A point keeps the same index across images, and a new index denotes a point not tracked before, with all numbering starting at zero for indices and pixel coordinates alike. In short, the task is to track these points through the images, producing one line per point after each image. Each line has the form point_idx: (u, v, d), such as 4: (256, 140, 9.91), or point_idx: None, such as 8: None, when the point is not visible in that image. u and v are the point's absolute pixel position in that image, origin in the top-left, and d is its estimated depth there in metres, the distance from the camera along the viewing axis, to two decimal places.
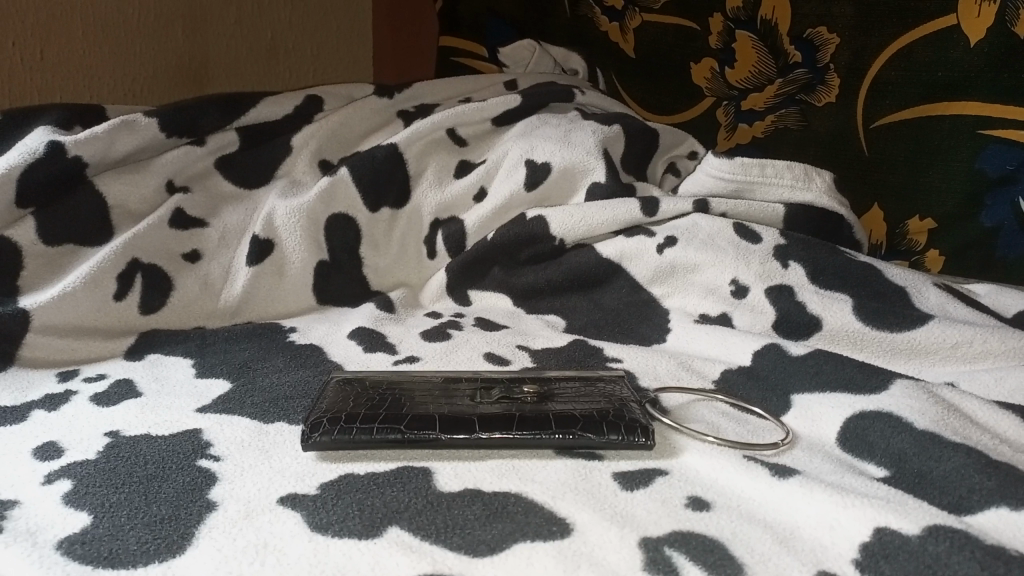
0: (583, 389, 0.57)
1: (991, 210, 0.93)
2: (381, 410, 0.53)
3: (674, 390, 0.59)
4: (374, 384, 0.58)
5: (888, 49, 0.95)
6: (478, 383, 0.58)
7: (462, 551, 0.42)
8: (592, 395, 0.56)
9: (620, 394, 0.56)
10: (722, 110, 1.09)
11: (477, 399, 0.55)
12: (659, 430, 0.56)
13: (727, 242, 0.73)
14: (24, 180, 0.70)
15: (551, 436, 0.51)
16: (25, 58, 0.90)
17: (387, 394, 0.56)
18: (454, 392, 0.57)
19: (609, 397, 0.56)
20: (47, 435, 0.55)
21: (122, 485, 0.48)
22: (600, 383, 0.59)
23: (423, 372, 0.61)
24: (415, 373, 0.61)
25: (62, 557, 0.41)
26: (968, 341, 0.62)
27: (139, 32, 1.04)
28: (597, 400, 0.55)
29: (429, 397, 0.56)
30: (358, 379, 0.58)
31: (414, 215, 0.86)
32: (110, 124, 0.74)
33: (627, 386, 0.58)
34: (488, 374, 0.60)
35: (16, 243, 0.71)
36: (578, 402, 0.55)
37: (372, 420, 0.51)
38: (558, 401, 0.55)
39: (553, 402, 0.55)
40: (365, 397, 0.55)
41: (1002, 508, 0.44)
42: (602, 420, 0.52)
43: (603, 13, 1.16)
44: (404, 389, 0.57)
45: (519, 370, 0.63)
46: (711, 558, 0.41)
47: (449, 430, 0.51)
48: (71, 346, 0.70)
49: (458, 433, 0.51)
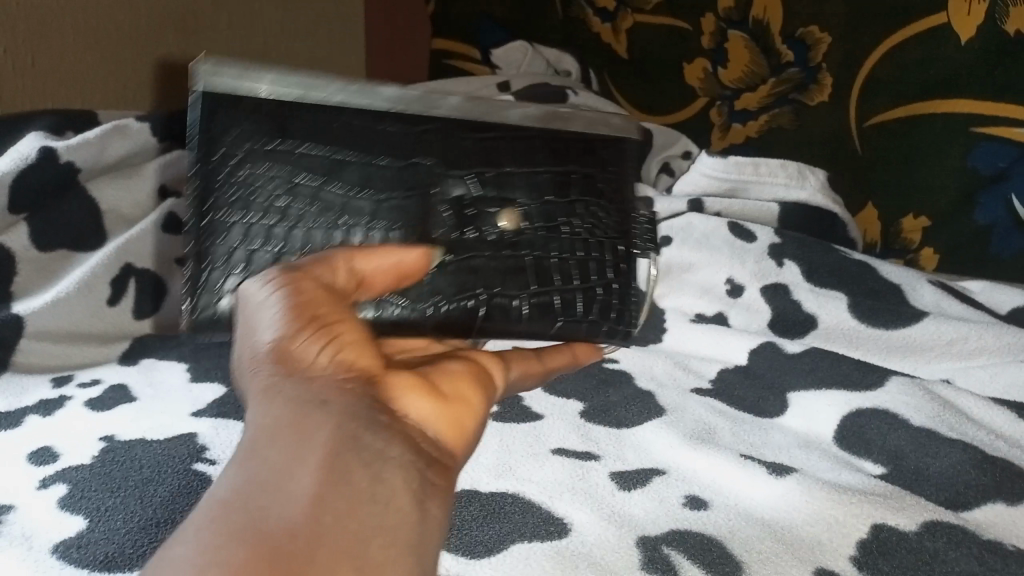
0: (575, 217, 0.57)
1: (984, 209, 0.93)
2: (293, 233, 0.49)
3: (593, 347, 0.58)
4: (277, 158, 0.49)
5: (879, 48, 0.95)
6: (452, 182, 0.53)
7: (459, 553, 0.42)
8: (579, 226, 0.57)
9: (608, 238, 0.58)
10: (716, 110, 1.09)
11: (469, 235, 0.53)
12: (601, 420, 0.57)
13: (722, 241, 0.73)
14: (17, 186, 0.69)
15: (558, 326, 0.57)
16: (14, 63, 0.83)
17: (307, 192, 0.50)
18: (400, 179, 0.52)
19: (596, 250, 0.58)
20: (38, 442, 0.55)
21: (117, 488, 0.48)
22: (575, 207, 0.57)
23: (343, 125, 0.50)
24: (337, 132, 0.50)
25: (58, 561, 0.42)
26: (963, 337, 0.62)
27: (131, 37, 1.00)
28: (585, 249, 0.57)
29: (363, 197, 0.51)
30: (222, 161, 0.48)
31: (232, 71, 0.48)
32: (102, 129, 0.76)
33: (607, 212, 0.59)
34: (435, 116, 0.52)
35: (8, 248, 0.69)
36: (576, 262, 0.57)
37: (298, 243, 0.49)
38: (556, 245, 0.56)
39: (557, 243, 0.56)
40: (267, 199, 0.49)
41: (999, 503, 0.46)
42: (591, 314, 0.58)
43: (595, 15, 1.17)
44: (325, 178, 0.50)
45: (477, 120, 0.53)
46: (711, 556, 0.41)
47: (431, 306, 0.52)
48: (66, 352, 0.69)
49: (438, 328, 0.52)
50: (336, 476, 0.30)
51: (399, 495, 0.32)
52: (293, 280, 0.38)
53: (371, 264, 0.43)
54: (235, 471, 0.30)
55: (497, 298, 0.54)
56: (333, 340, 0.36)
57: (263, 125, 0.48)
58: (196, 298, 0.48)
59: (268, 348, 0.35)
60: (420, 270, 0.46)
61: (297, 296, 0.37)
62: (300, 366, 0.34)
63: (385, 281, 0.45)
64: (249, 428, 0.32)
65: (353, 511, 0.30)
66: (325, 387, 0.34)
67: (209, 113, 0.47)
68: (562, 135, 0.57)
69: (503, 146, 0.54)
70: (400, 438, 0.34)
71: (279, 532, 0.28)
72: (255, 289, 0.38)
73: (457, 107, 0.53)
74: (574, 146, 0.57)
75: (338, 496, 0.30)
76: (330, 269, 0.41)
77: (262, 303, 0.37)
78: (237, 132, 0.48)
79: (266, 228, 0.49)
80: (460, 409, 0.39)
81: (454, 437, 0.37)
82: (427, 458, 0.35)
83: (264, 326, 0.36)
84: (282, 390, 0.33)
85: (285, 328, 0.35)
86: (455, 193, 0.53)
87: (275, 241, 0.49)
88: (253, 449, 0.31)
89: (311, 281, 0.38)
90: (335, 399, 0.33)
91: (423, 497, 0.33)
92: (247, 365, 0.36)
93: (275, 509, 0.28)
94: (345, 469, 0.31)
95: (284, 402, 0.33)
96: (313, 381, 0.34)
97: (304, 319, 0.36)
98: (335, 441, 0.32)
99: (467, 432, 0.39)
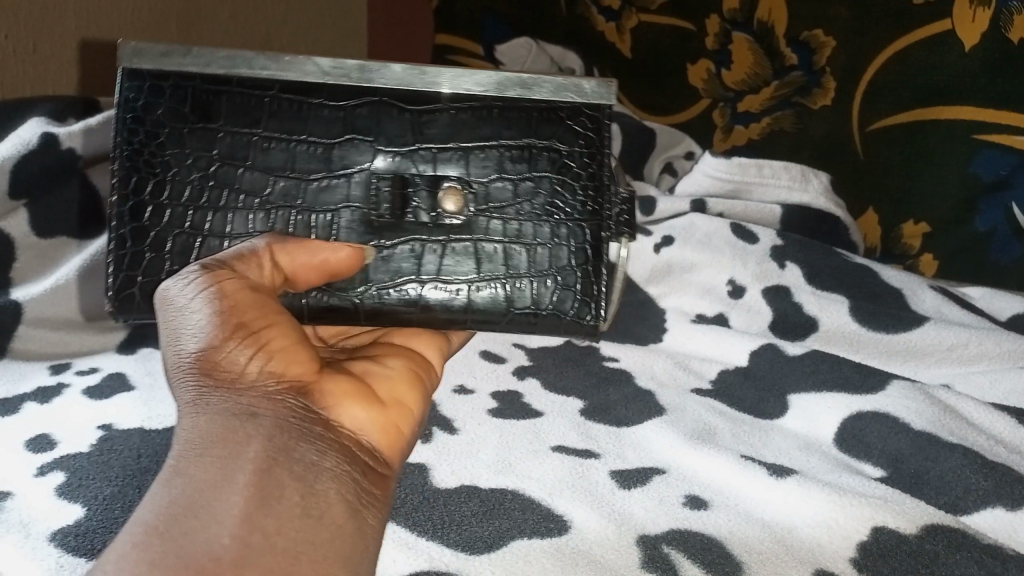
0: (534, 194, 0.54)
1: (985, 216, 0.93)
2: (211, 219, 0.53)
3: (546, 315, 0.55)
4: (194, 143, 0.52)
5: (883, 52, 0.95)
6: (385, 159, 0.54)
7: (459, 548, 0.42)
8: (539, 203, 0.55)
9: (576, 218, 0.55)
10: (719, 112, 1.09)
11: (406, 218, 0.54)
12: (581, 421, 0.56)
13: (724, 242, 0.73)
14: (18, 172, 0.69)
15: (517, 312, 0.55)
16: (18, 50, 0.79)
17: (225, 177, 0.53)
18: (327, 161, 0.53)
19: (558, 230, 0.55)
20: (37, 429, 0.54)
21: (115, 477, 0.48)
22: (536, 182, 0.54)
23: (266, 112, 0.53)
24: (260, 118, 0.53)
25: (55, 549, 0.42)
26: (964, 343, 0.62)
27: (136, 25, 0.95)
28: (545, 230, 0.55)
29: (283, 181, 0.53)
30: (146, 143, 0.52)
31: (156, 52, 0.52)
32: (104, 116, 0.72)
33: (580, 191, 0.55)
34: (365, 93, 0.54)
35: (9, 234, 0.69)
36: (533, 244, 0.55)
37: (216, 228, 0.53)
38: (510, 227, 0.54)
39: (510, 225, 0.54)
40: (185, 183, 0.53)
41: (998, 509, 0.46)
42: (554, 298, 0.55)
43: (600, 13, 1.17)
44: (246, 163, 0.53)
45: (411, 94, 0.54)
46: (711, 556, 0.41)
47: (360, 291, 0.54)
48: (65, 340, 0.69)
49: (370, 315, 0.54)
50: (260, 491, 0.34)
51: (334, 506, 0.36)
52: (221, 281, 0.41)
53: (299, 264, 0.46)
54: (167, 490, 0.34)
55: (439, 281, 0.54)
56: (260, 348, 0.40)
57: (184, 111, 0.52)
58: (117, 278, 0.53)
59: (193, 357, 0.39)
60: (349, 269, 0.49)
61: (224, 299, 0.40)
62: (232, 375, 0.39)
63: (314, 277, 0.47)
64: (181, 446, 0.36)
65: (285, 522, 0.34)
66: (255, 402, 0.38)
67: (138, 94, 0.52)
68: (518, 106, 0.54)
69: (443, 121, 0.54)
70: (334, 449, 0.38)
71: (212, 547, 0.32)
72: (181, 289, 0.41)
73: (389, 81, 0.54)
74: (534, 116, 0.54)
75: (268, 509, 0.34)
76: (256, 266, 0.44)
77: (186, 305, 0.40)
78: (161, 116, 0.52)
79: (186, 212, 0.53)
80: (395, 413, 0.43)
81: (388, 443, 0.42)
82: (362, 467, 0.39)
83: (189, 333, 0.39)
84: (212, 407, 0.38)
85: (212, 336, 0.39)
86: (385, 167, 0.54)
87: (191, 226, 0.53)
88: (187, 470, 0.35)
89: (238, 282, 0.42)
90: (265, 414, 0.38)
91: (358, 506, 0.37)
92: (175, 373, 0.40)
93: (209, 527, 0.33)
94: (275, 484, 0.35)
95: (213, 418, 0.37)
96: (240, 402, 0.38)
97: (229, 323, 0.39)
98: (267, 458, 0.36)
99: (402, 436, 0.43)
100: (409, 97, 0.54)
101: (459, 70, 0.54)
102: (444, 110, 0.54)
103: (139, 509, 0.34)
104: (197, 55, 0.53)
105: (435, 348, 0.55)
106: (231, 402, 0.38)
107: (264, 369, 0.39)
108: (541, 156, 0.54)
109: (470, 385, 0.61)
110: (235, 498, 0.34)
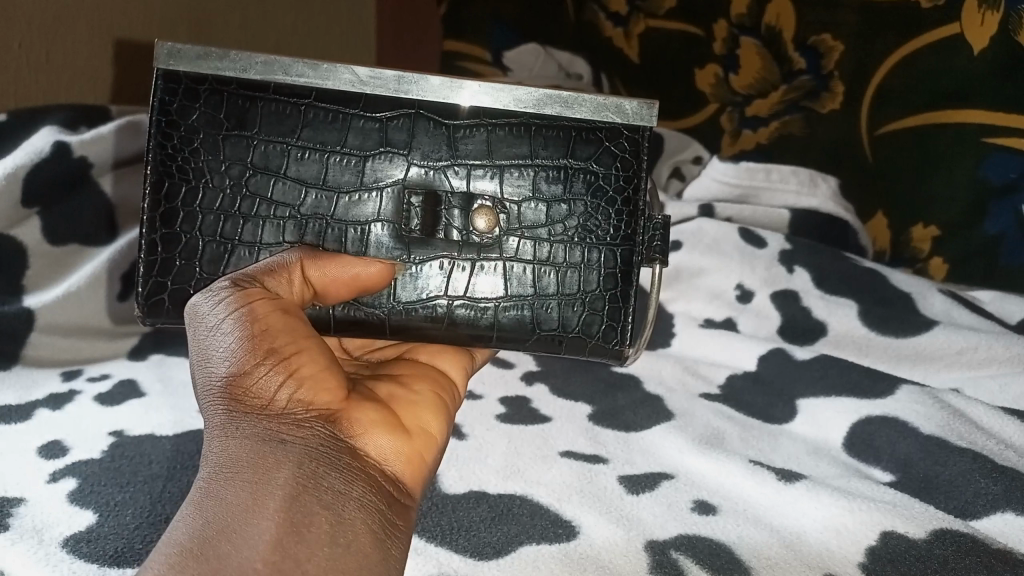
0: (568, 216, 0.54)
1: (995, 219, 0.92)
2: (242, 228, 0.52)
3: (576, 334, 0.55)
4: (227, 151, 0.52)
5: (893, 55, 0.95)
6: (418, 172, 0.53)
7: (468, 554, 0.42)
8: (572, 225, 0.54)
9: (608, 242, 0.54)
10: (726, 116, 1.09)
11: (437, 234, 0.53)
12: (590, 429, 0.56)
13: (732, 246, 0.73)
14: (31, 181, 0.69)
15: (544, 333, 0.55)
16: (31, 60, 0.79)
17: (258, 188, 0.52)
18: (360, 174, 0.52)
19: (588, 252, 0.54)
20: (52, 434, 0.55)
21: (127, 484, 0.49)
22: (571, 204, 0.54)
23: (301, 122, 0.52)
24: (295, 128, 0.52)
25: (69, 555, 0.42)
26: (973, 347, 0.62)
27: (147, 32, 0.95)
28: (577, 252, 0.54)
29: (314, 195, 0.52)
30: (179, 149, 0.51)
31: (194, 54, 0.51)
32: (116, 126, 0.74)
33: (615, 214, 0.54)
34: (402, 106, 0.53)
35: (21, 242, 0.70)
36: (563, 265, 0.54)
37: (247, 237, 0.52)
38: (541, 249, 0.54)
39: (542, 246, 0.54)
40: (217, 191, 0.52)
41: (1008, 513, 0.45)
42: (583, 320, 0.55)
43: (608, 19, 1.18)
44: (278, 174, 0.52)
45: (445, 107, 0.53)
46: (719, 562, 0.41)
47: (387, 306, 0.53)
48: (76, 347, 0.70)
49: (396, 329, 0.54)
50: (290, 519, 0.35)
51: (362, 535, 0.36)
52: (252, 301, 0.41)
53: (330, 283, 0.46)
54: (199, 514, 0.35)
55: (470, 301, 0.54)
56: (291, 374, 0.40)
57: (219, 117, 0.51)
58: (147, 283, 0.52)
59: (223, 381, 0.39)
60: (377, 283, 0.49)
61: (256, 322, 0.40)
62: (261, 401, 0.39)
63: (342, 293, 0.47)
64: (212, 469, 0.37)
65: (315, 550, 0.34)
66: (284, 428, 0.39)
67: (173, 97, 0.51)
68: (558, 124, 0.53)
69: (479, 136, 0.53)
70: (362, 480, 0.38)
71: (244, 571, 0.32)
72: (212, 308, 0.41)
73: (426, 92, 0.52)
74: (572, 135, 0.53)
75: (299, 537, 0.34)
76: (286, 281, 0.44)
77: (217, 326, 0.40)
78: (195, 121, 0.51)
79: (217, 220, 0.52)
80: (420, 442, 0.44)
81: (414, 473, 0.42)
82: (388, 496, 0.39)
83: (219, 356, 0.40)
84: (242, 431, 0.38)
85: (243, 361, 0.39)
86: (417, 181, 0.53)
87: (222, 234, 0.52)
88: (218, 494, 0.36)
89: (269, 302, 0.42)
90: (292, 441, 0.38)
91: (385, 536, 0.37)
92: (205, 394, 0.40)
93: (241, 553, 0.33)
94: (305, 511, 0.35)
95: (242, 443, 0.38)
96: (269, 428, 0.38)
97: (261, 347, 0.39)
98: (296, 485, 0.36)
99: (425, 465, 0.43)
100: (443, 109, 0.53)
101: (497, 84, 0.53)
102: (483, 126, 0.53)
103: (172, 535, 0.34)
104: (234, 59, 0.51)
105: (457, 364, 0.56)
106: (260, 428, 0.38)
107: (293, 397, 0.40)
108: (577, 177, 0.54)
109: (479, 390, 0.62)
110: (267, 525, 0.34)
